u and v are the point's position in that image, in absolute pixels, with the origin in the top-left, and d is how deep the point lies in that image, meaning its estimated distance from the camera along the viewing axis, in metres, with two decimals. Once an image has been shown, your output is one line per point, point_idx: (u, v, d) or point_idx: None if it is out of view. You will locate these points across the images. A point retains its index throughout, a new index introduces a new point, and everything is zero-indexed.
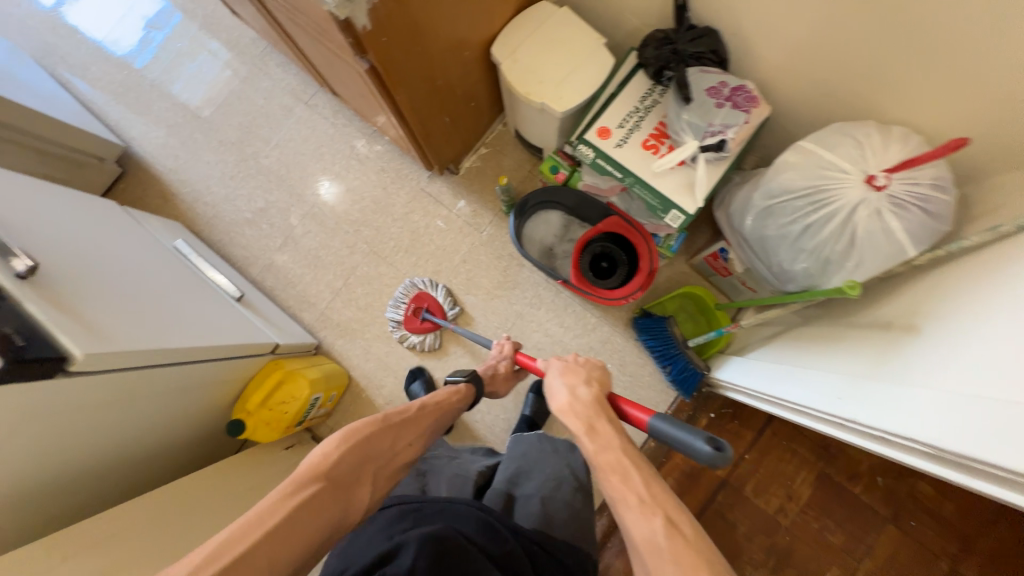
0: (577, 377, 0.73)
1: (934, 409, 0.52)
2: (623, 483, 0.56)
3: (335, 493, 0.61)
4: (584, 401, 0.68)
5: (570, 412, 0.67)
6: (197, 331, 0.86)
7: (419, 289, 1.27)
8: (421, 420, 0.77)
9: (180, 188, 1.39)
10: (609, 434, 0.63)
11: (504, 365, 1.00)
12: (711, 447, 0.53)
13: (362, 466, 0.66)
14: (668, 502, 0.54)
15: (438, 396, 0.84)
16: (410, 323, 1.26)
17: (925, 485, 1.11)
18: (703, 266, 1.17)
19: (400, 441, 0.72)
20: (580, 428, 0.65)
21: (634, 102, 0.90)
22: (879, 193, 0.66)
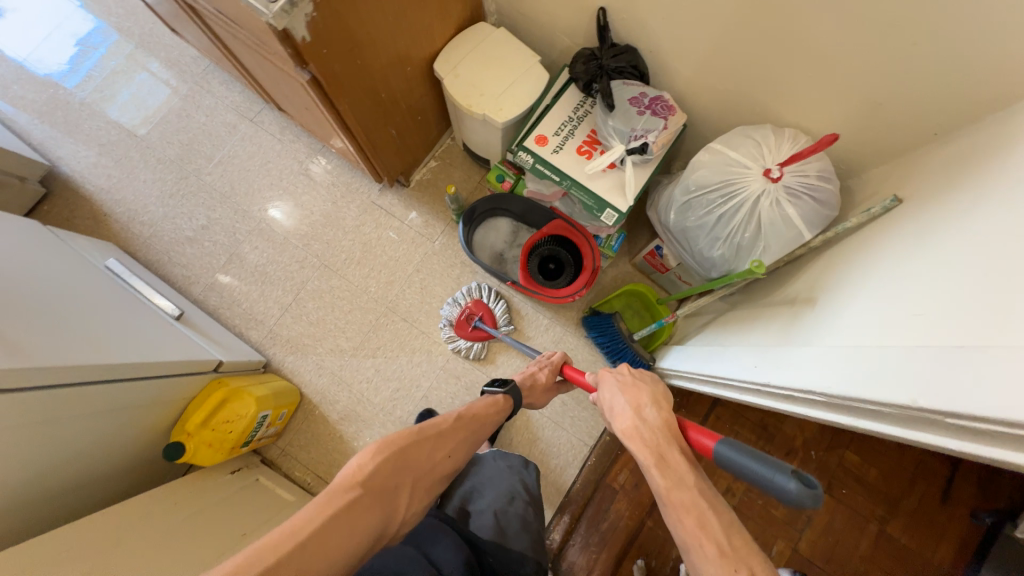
0: (640, 395, 0.66)
1: (827, 362, 0.60)
2: (698, 530, 0.48)
3: (378, 501, 0.59)
4: (650, 424, 0.61)
5: (637, 437, 0.60)
6: (124, 349, 0.85)
7: (475, 295, 1.27)
8: (459, 432, 0.75)
9: (113, 208, 1.33)
10: (681, 468, 0.54)
11: (546, 373, 0.95)
12: (799, 483, 0.45)
13: (399, 476, 0.63)
14: (750, 554, 0.46)
15: (475, 408, 0.80)
16: (460, 330, 1.25)
17: (852, 454, 1.22)
18: (644, 266, 1.26)
19: (439, 451, 0.70)
20: (647, 458, 0.57)
21: (567, 113, 0.98)
22: (775, 184, 0.76)
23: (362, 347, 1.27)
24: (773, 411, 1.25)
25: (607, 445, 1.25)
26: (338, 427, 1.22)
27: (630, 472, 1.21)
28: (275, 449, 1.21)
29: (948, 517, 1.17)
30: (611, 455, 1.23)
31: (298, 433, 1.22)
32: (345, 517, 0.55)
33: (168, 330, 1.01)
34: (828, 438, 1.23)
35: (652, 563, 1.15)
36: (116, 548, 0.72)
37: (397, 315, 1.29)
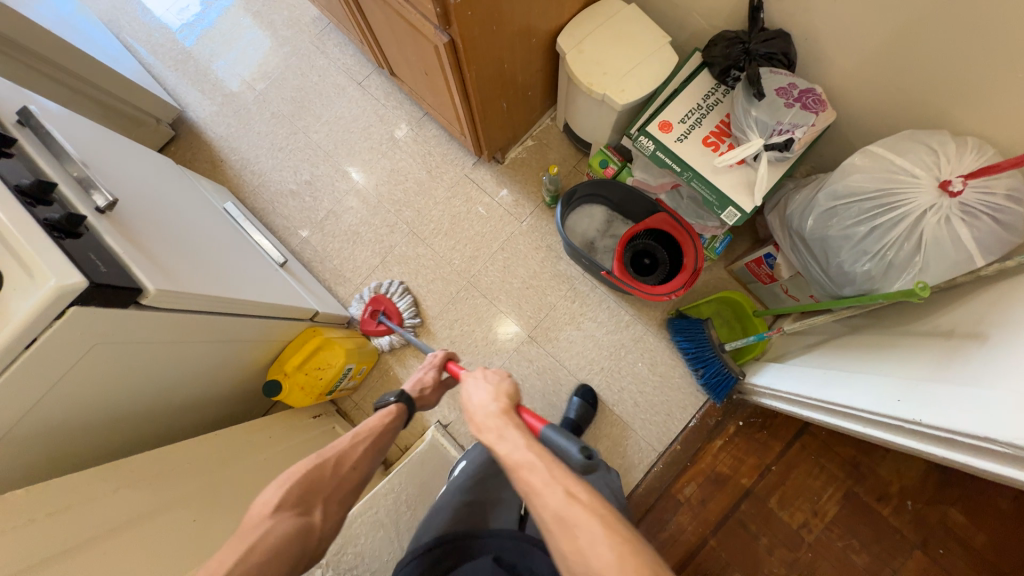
0: (479, 386, 0.62)
1: (1008, 409, 0.52)
2: (530, 478, 0.51)
3: (288, 537, 0.54)
4: (485, 402, 0.60)
5: (481, 425, 0.57)
6: (245, 288, 0.90)
7: (381, 290, 1.28)
8: (367, 440, 0.66)
9: (229, 155, 1.42)
10: (514, 433, 0.55)
11: (432, 376, 0.80)
12: (585, 455, 0.52)
13: (306, 506, 0.57)
14: (568, 476, 0.50)
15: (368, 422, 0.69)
16: (364, 326, 1.26)
17: (957, 513, 1.09)
18: (744, 274, 1.17)
19: (347, 466, 0.63)
20: (488, 439, 0.56)
21: (696, 99, 0.91)
22: (952, 198, 0.66)
23: (441, 317, 1.29)
24: (867, 451, 1.14)
25: (676, 454, 1.19)
26: None
27: (699, 486, 1.16)
28: (349, 401, 1.26)
29: None
30: (679, 465, 1.18)
31: (372, 390, 1.27)
32: (254, 559, 0.51)
33: (274, 274, 1.07)
34: (930, 491, 1.11)
35: None
36: (221, 473, 0.79)
37: (478, 291, 1.29)
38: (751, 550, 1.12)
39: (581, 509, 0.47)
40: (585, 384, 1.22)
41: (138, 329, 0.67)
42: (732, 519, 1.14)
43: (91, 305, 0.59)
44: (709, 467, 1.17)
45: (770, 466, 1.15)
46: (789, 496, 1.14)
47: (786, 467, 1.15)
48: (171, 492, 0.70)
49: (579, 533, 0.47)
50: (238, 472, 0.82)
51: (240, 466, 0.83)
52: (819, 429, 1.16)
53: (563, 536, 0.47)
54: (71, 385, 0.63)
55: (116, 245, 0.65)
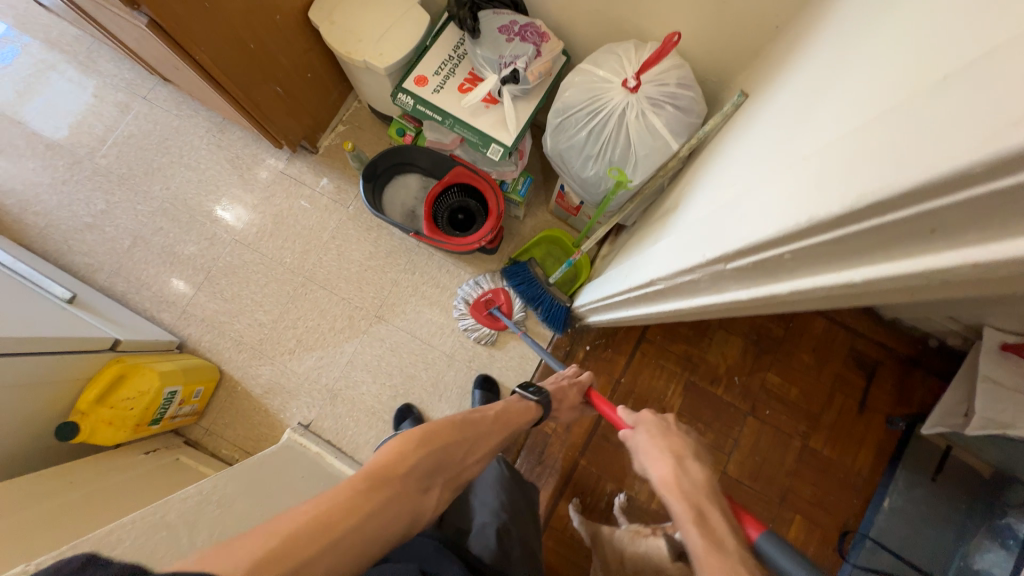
0: (684, 451, 0.65)
1: (664, 251, 0.60)
2: None
3: (409, 493, 0.57)
4: (691, 479, 0.61)
5: (677, 490, 0.59)
6: (4, 324, 0.81)
7: (496, 282, 1.24)
8: (492, 432, 0.72)
9: (2, 199, 1.26)
10: (725, 530, 0.54)
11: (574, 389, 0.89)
12: None
13: (432, 473, 0.61)
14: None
15: (504, 409, 0.77)
16: (476, 310, 1.22)
17: (772, 376, 1.26)
18: (560, 211, 1.25)
19: (472, 454, 0.67)
20: (687, 513, 0.56)
21: (446, 51, 0.95)
22: (635, 94, 0.75)
23: (282, 319, 1.24)
24: (696, 342, 1.28)
25: None
26: (262, 401, 1.20)
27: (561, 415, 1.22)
28: (198, 429, 1.19)
29: (867, 425, 1.24)
30: None
31: (220, 411, 1.19)
32: (373, 514, 0.52)
33: (52, 311, 0.96)
34: (750, 362, 1.27)
35: (586, 502, 1.18)
36: None
37: (316, 284, 1.26)
38: (618, 458, 1.21)
39: None
40: (484, 372, 1.23)
41: None
42: (597, 435, 1.22)
43: None
44: None
45: (620, 379, 1.25)
46: (640, 401, 1.24)
47: (633, 375, 1.25)
48: None
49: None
50: (37, 509, 0.76)
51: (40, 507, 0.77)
52: (654, 335, 1.28)
53: None
54: None
55: None
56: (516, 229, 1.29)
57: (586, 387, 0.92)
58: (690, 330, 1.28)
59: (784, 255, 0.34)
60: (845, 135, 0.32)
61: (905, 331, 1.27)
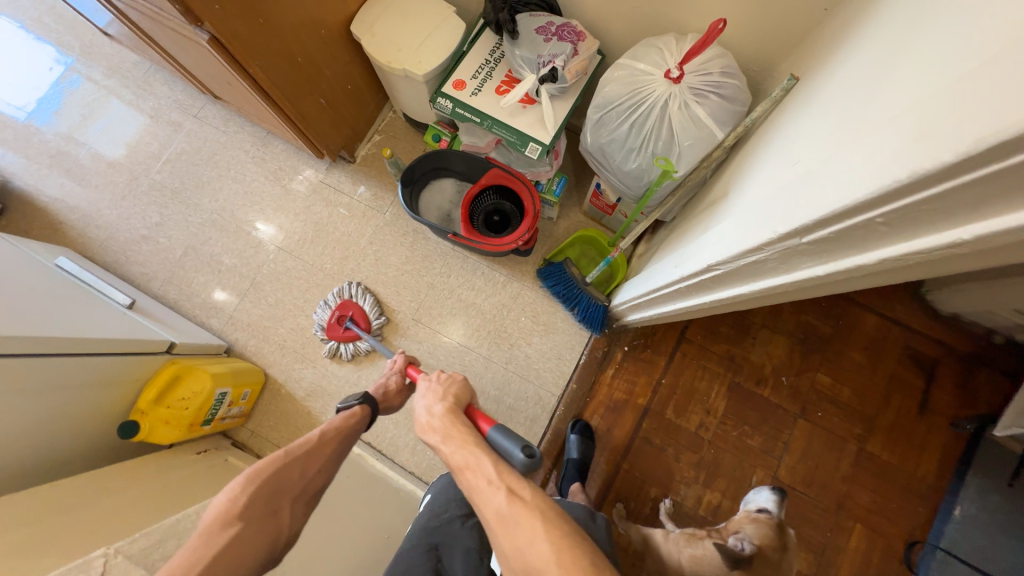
0: (432, 390, 0.62)
1: (721, 235, 0.58)
2: (474, 476, 0.50)
3: (250, 536, 0.55)
4: (436, 411, 0.58)
5: (430, 429, 0.56)
6: (74, 327, 0.87)
7: (347, 294, 1.25)
8: (334, 441, 0.68)
9: (68, 215, 1.35)
10: (459, 432, 0.55)
11: (394, 379, 0.83)
12: (525, 456, 0.53)
13: (272, 505, 0.59)
14: (509, 472, 0.50)
15: (340, 418, 0.72)
16: (331, 331, 1.22)
17: (823, 376, 1.21)
18: (594, 211, 1.25)
19: (315, 465, 0.65)
20: (433, 440, 0.55)
21: (484, 56, 0.98)
22: (678, 84, 0.75)
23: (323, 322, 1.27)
24: (739, 342, 1.24)
25: (575, 394, 1.22)
26: (305, 403, 1.23)
27: (602, 418, 1.20)
28: (245, 432, 1.21)
29: (929, 428, 1.17)
30: (580, 404, 1.21)
31: (265, 413, 1.22)
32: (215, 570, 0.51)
33: (115, 316, 1.01)
34: (797, 362, 1.22)
35: (631, 507, 1.15)
36: (55, 519, 0.72)
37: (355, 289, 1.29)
38: (662, 462, 1.18)
39: (524, 508, 0.46)
40: (582, 419, 1.19)
41: None
42: (639, 438, 1.19)
43: None
44: (608, 397, 1.21)
45: (660, 380, 1.22)
46: (683, 403, 1.21)
47: (674, 376, 1.22)
48: (41, 526, 0.69)
49: (518, 530, 0.45)
50: (105, 504, 0.79)
51: (107, 502, 0.80)
52: (694, 335, 1.24)
53: (504, 532, 0.46)
54: None
55: None
56: (550, 230, 1.30)
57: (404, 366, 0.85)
58: (732, 329, 1.24)
59: (875, 220, 0.32)
60: (937, 91, 0.30)
61: (966, 327, 1.20)
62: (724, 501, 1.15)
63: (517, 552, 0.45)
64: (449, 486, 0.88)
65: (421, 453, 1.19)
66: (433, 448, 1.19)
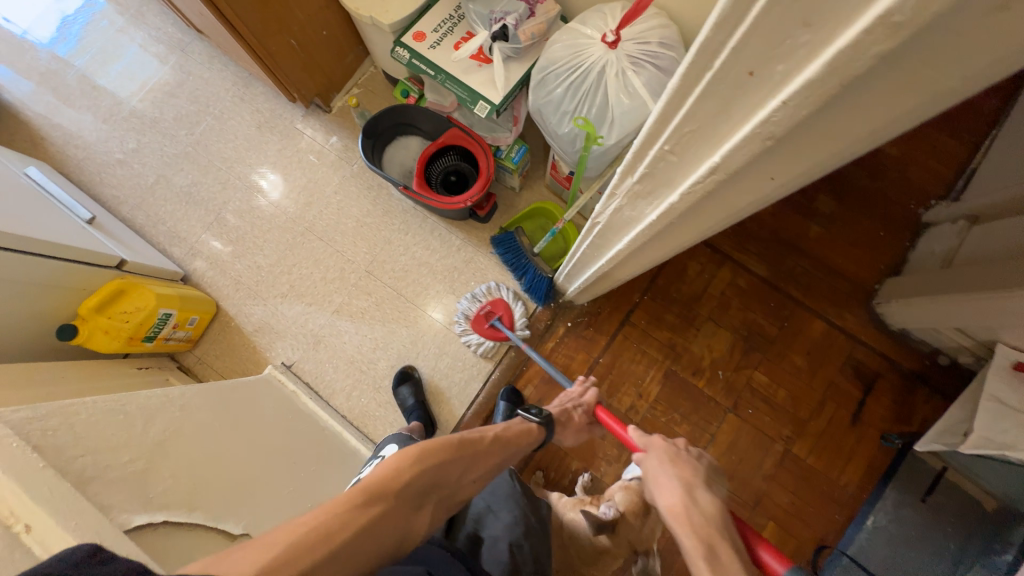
0: (693, 479, 0.68)
1: None
2: None
3: (404, 510, 0.56)
4: (694, 504, 0.63)
5: (685, 519, 0.61)
6: (18, 225, 0.91)
7: (495, 292, 1.23)
8: (495, 452, 0.73)
9: (51, 133, 1.39)
10: (733, 562, 0.55)
11: (580, 414, 0.95)
12: None
13: (429, 492, 0.60)
14: None
15: (509, 433, 0.78)
16: (479, 325, 1.21)
17: (759, 375, 1.21)
18: (554, 185, 1.25)
19: (471, 475, 0.67)
20: (696, 544, 0.57)
21: (447, 11, 0.98)
22: (614, 49, 0.75)
23: (279, 263, 1.31)
24: (682, 332, 1.24)
25: (513, 361, 1.24)
26: (251, 338, 1.26)
27: (534, 388, 1.22)
28: (191, 357, 1.26)
29: (857, 438, 1.17)
30: (516, 371, 1.23)
31: (212, 343, 1.26)
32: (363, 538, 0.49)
33: (71, 226, 1.06)
34: (736, 358, 1.22)
35: (548, 477, 1.18)
36: None
37: (313, 235, 1.32)
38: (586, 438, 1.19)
39: None
40: (512, 386, 1.21)
41: None
42: None
43: None
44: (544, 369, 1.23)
45: (598, 359, 1.23)
46: (617, 383, 1.22)
47: (612, 357, 1.23)
48: None
49: None
50: (26, 391, 0.83)
51: (29, 390, 0.84)
52: (638, 319, 1.25)
53: None
54: None
55: None
56: (511, 200, 1.30)
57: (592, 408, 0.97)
58: (677, 318, 1.25)
59: (664, 149, 0.33)
60: None
61: (912, 344, 1.19)
62: None
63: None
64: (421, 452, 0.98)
65: (354, 400, 1.22)
66: (368, 396, 1.23)
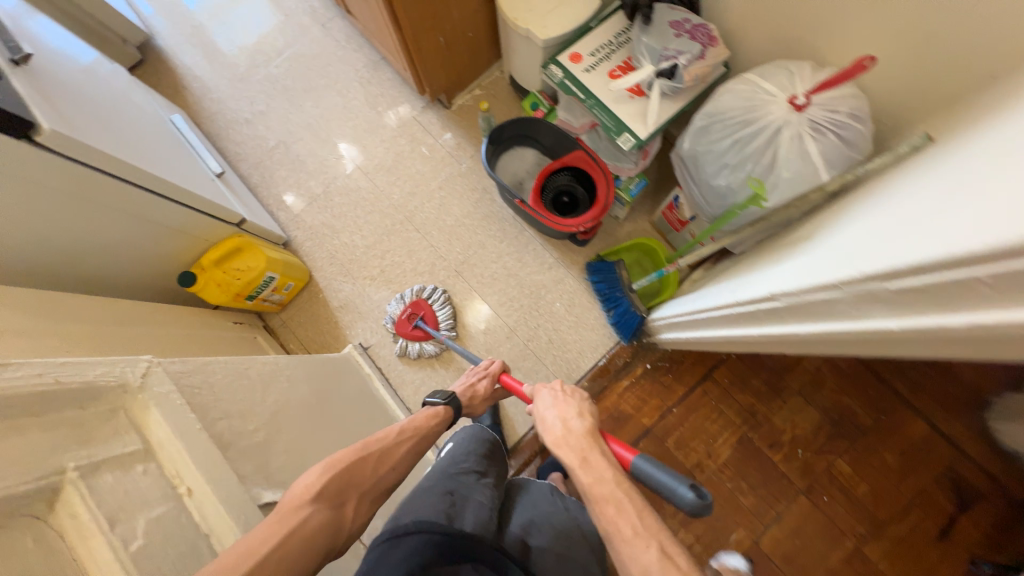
0: (568, 407, 0.70)
1: (793, 272, 0.58)
2: (620, 523, 0.53)
3: (320, 517, 0.53)
4: (573, 427, 0.65)
5: (564, 443, 0.63)
6: (166, 171, 0.95)
7: (419, 295, 1.26)
8: (409, 439, 0.68)
9: (191, 82, 1.47)
10: (602, 465, 0.59)
11: (484, 384, 0.90)
12: (694, 494, 0.53)
13: (343, 494, 0.57)
14: (662, 530, 0.51)
15: (415, 421, 0.72)
16: (400, 328, 1.23)
17: (842, 464, 1.13)
18: (662, 223, 1.23)
19: (387, 463, 0.64)
20: (573, 460, 0.61)
21: (608, 37, 0.97)
22: (800, 113, 0.72)
23: (374, 246, 1.34)
24: (765, 400, 1.18)
25: (585, 392, 1.21)
26: (335, 313, 1.30)
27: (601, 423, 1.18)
28: (277, 320, 1.30)
29: (940, 556, 1.08)
30: None
31: (299, 310, 1.30)
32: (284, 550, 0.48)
33: (204, 178, 1.11)
34: (820, 439, 1.15)
35: None
36: (115, 328, 0.82)
37: (411, 225, 1.34)
38: None
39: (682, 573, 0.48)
40: None
41: (43, 172, 0.72)
42: None
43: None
44: (614, 405, 1.19)
45: (671, 408, 1.19)
46: (687, 437, 1.17)
47: (686, 410, 1.18)
48: (100, 329, 0.79)
49: None
50: (148, 331, 0.88)
51: (148, 330, 0.89)
52: (722, 377, 1.20)
53: None
54: None
55: (18, 85, 0.70)
56: (612, 229, 1.28)
57: (500, 375, 0.92)
58: (763, 385, 1.19)
59: (980, 278, 0.33)
60: None
61: None
62: (694, 544, 1.11)
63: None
64: (471, 442, 0.88)
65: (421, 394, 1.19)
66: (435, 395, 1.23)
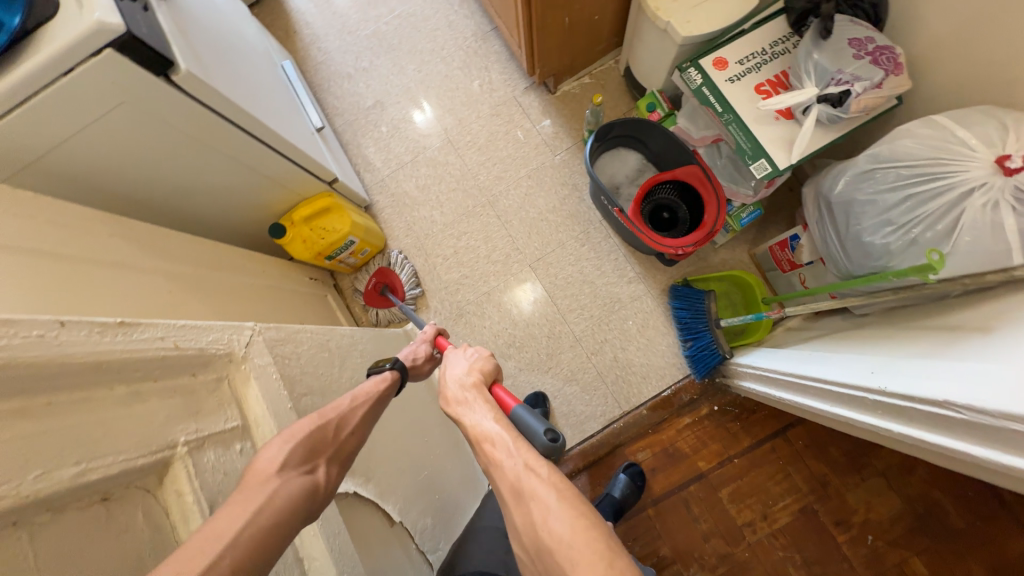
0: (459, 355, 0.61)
1: (981, 381, 0.48)
2: (494, 451, 0.46)
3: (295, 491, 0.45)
4: (459, 377, 0.57)
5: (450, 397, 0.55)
6: (277, 123, 0.95)
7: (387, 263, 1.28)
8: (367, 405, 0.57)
9: (302, 29, 1.47)
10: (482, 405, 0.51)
11: (425, 349, 0.72)
12: (548, 438, 0.47)
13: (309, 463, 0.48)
14: (527, 446, 0.45)
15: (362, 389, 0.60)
16: (370, 298, 1.25)
17: (919, 565, 0.99)
18: (765, 259, 1.12)
19: (348, 425, 0.54)
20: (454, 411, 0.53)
21: (762, 44, 0.86)
22: (1008, 176, 0.59)
23: (451, 225, 1.31)
24: (841, 472, 1.07)
25: (642, 420, 1.15)
26: None
27: (653, 455, 1.12)
28: (347, 281, 1.32)
29: None
30: (640, 431, 1.14)
31: None
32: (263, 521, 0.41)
33: (306, 132, 1.11)
34: (897, 530, 1.01)
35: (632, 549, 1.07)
36: (211, 273, 0.84)
37: (493, 211, 1.30)
38: (688, 533, 1.06)
39: (539, 481, 0.41)
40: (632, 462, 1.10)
41: (170, 111, 0.72)
42: (677, 496, 1.09)
43: (143, 72, 0.65)
44: (671, 441, 1.12)
45: (732, 458, 1.10)
46: (744, 491, 1.08)
47: (748, 463, 1.09)
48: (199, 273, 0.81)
49: (532, 507, 0.40)
50: (237, 278, 0.90)
51: (237, 278, 0.91)
52: (795, 437, 1.10)
53: (518, 507, 0.42)
54: (107, 154, 0.72)
55: (163, 20, 0.70)
56: (706, 254, 1.18)
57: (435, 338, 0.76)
58: (841, 456, 1.07)
59: None
60: None
61: None
62: None
63: (530, 527, 0.40)
64: None
65: None
66: None
